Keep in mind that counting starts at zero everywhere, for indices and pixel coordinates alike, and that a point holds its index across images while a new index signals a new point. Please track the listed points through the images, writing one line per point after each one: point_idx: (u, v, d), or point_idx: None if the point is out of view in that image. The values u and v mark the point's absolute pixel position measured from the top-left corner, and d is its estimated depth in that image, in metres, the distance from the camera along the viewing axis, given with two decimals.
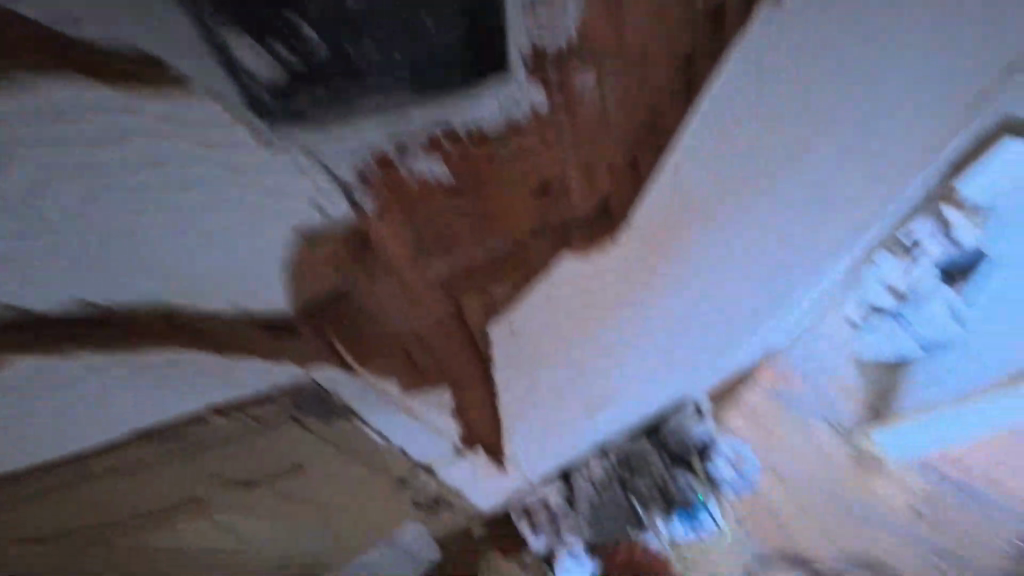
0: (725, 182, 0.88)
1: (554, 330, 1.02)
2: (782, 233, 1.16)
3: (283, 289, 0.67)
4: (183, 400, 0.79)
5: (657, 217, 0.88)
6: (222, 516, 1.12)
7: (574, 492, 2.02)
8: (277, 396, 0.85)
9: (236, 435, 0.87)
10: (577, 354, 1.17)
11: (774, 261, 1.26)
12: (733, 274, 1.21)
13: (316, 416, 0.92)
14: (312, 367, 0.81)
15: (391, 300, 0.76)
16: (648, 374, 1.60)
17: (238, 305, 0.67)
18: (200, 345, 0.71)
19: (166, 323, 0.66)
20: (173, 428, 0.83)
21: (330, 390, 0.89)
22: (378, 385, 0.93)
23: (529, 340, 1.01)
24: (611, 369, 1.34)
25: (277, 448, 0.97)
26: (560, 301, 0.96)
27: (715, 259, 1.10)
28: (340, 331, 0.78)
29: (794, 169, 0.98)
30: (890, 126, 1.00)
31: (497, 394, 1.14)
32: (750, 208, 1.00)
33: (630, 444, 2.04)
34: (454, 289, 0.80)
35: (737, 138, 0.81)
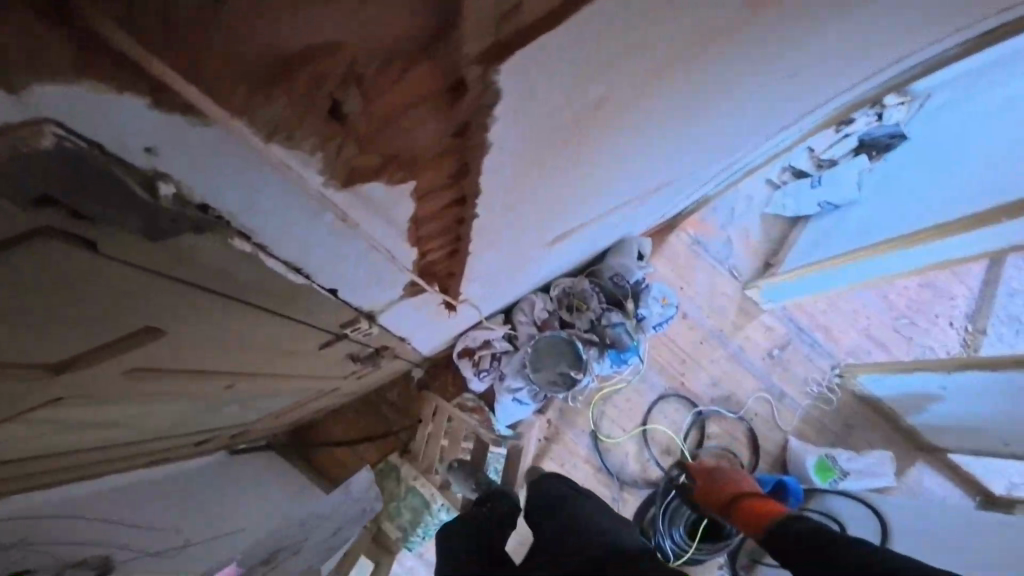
0: (726, 111, 1.25)
1: (552, 180, 1.01)
2: (743, 127, 1.52)
3: (220, 177, 0.51)
4: (129, 331, 0.65)
5: (673, 128, 1.17)
6: (57, 411, 0.73)
7: (516, 335, 2.48)
8: (236, 296, 0.74)
9: (183, 332, 0.74)
10: (569, 204, 1.36)
11: (726, 142, 1.67)
12: (697, 153, 1.62)
13: (273, 302, 0.83)
14: (250, 246, 0.64)
15: (340, 142, 0.54)
16: (590, 211, 1.58)
17: (165, 214, 0.50)
18: (142, 269, 0.56)
19: (100, 272, 0.52)
20: (143, 353, 0.73)
21: (275, 264, 0.72)
22: (331, 248, 0.78)
23: (530, 195, 1.04)
24: (596, 210, 1.65)
25: (210, 339, 0.82)
26: (541, 158, 0.84)
27: (696, 144, 1.47)
28: (284, 195, 0.59)
29: (779, 89, 1.27)
30: (842, 72, 1.32)
31: (467, 238, 1.00)
32: (737, 117, 1.36)
33: (573, 281, 2.58)
34: (418, 126, 0.58)
35: (753, 76, 1.06)
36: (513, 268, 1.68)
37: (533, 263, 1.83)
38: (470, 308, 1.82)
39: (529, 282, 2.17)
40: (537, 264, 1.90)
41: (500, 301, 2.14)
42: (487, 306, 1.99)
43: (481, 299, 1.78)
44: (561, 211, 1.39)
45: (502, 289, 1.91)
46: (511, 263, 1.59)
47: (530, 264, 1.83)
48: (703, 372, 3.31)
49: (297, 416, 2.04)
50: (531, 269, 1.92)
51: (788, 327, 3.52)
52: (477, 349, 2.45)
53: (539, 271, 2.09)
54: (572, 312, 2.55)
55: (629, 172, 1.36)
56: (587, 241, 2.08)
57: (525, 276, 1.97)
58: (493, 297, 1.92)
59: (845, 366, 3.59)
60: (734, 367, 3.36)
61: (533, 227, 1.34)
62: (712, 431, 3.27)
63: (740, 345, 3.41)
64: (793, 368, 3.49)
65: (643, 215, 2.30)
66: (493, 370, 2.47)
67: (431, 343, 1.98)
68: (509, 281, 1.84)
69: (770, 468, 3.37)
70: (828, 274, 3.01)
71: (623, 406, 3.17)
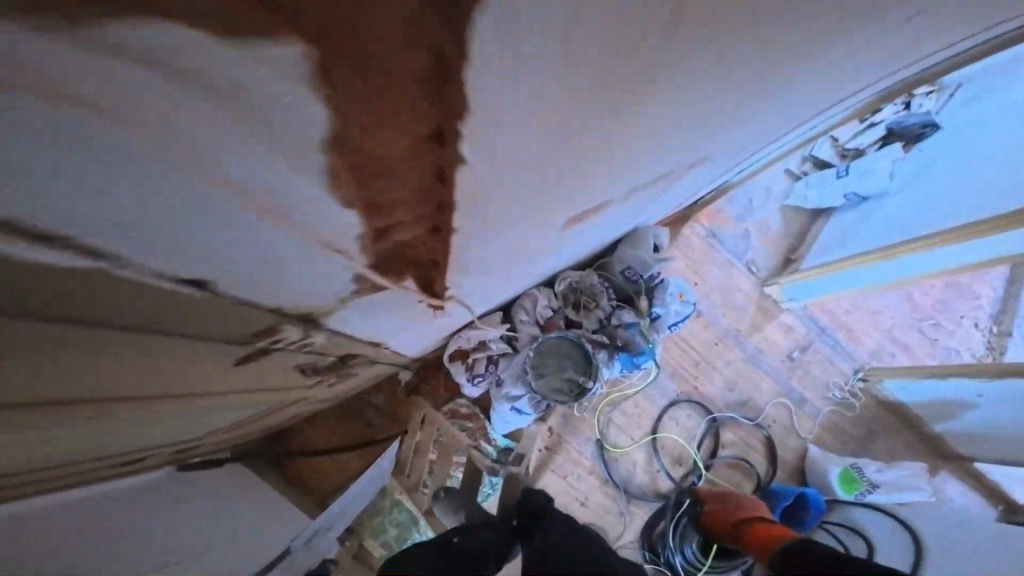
0: (779, 87, 0.98)
1: (540, 161, 0.79)
2: (791, 104, 1.24)
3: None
4: None
5: (709, 109, 0.93)
6: None
7: (516, 336, 2.19)
8: (81, 306, 0.57)
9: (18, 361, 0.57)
10: (575, 197, 1.12)
11: (767, 124, 1.39)
12: (732, 137, 1.35)
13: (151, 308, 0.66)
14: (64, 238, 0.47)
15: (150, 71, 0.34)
16: (610, 192, 1.27)
17: None
18: None
19: None
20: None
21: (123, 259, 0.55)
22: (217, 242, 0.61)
23: (513, 185, 0.83)
24: (609, 202, 1.40)
25: (72, 367, 0.65)
26: (517, 127, 0.64)
27: (734, 125, 1.20)
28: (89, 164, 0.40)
29: (855, 57, 0.98)
30: (940, 29, 1.02)
31: (427, 230, 0.80)
32: (796, 91, 1.07)
33: (580, 276, 2.29)
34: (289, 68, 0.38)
35: (828, 41, 0.79)
36: (515, 259, 1.38)
37: (538, 254, 1.53)
38: (463, 306, 1.52)
39: (532, 277, 1.86)
40: (543, 255, 1.59)
41: (498, 299, 1.84)
42: (483, 304, 1.69)
43: (475, 296, 1.48)
44: (565, 206, 1.16)
45: (502, 284, 1.61)
46: (512, 251, 1.29)
47: (534, 256, 1.53)
48: (717, 376, 3.02)
49: (261, 431, 1.75)
50: (536, 260, 1.62)
51: (810, 328, 3.22)
52: (471, 352, 2.16)
53: (543, 262, 1.79)
54: (579, 311, 2.27)
55: (666, 141, 1.06)
56: (592, 237, 1.85)
57: (529, 269, 1.66)
58: (490, 293, 1.63)
59: (868, 370, 3.32)
60: (751, 371, 3.07)
61: (540, 205, 1.03)
62: (727, 438, 2.99)
63: (758, 346, 3.12)
64: (812, 370, 3.21)
65: (662, 202, 2.00)
66: (490, 375, 2.19)
67: (417, 346, 1.69)
68: (509, 274, 1.54)
69: (787, 478, 3.08)
70: (862, 269, 2.73)
71: (631, 413, 2.89)
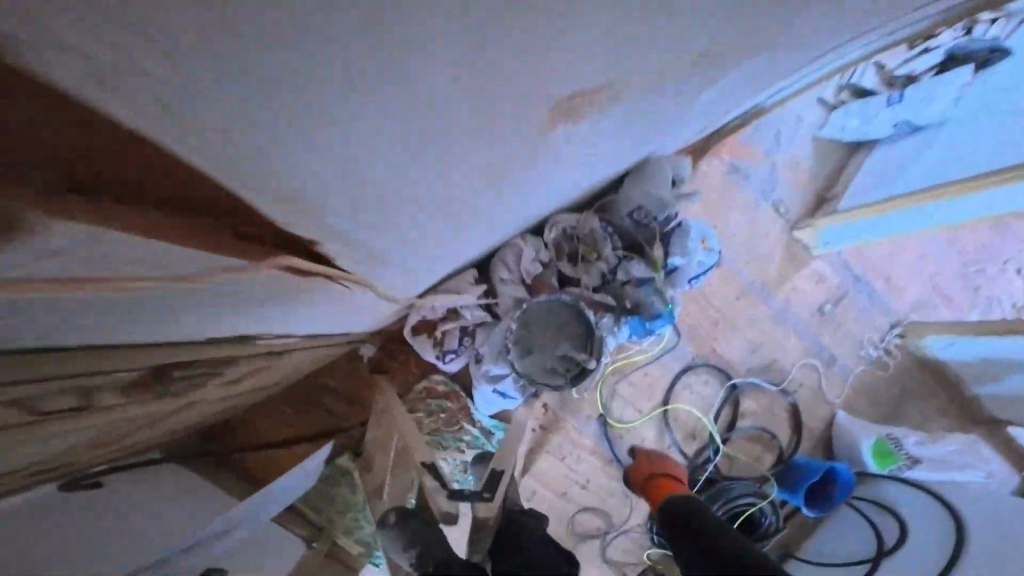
0: None
1: None
2: None
3: None
4: None
5: None
6: None
7: (496, 303, 1.73)
8: None
9: None
10: (451, 65, 0.70)
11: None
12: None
13: None
14: None
15: None
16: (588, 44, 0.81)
17: None
18: None
19: None
20: None
21: None
22: None
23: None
24: (557, 100, 0.94)
25: None
26: None
27: None
28: None
29: None
30: None
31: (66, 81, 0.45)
32: None
33: (576, 222, 1.80)
34: None
35: None
36: (424, 167, 0.95)
37: (487, 179, 1.12)
38: (364, 241, 1.10)
39: (491, 222, 1.43)
40: (501, 182, 1.19)
41: (443, 252, 1.43)
42: (404, 254, 1.28)
43: (376, 233, 1.09)
44: (444, 83, 0.74)
45: (432, 223, 1.20)
46: (408, 148, 0.87)
47: (482, 181, 1.12)
48: (738, 338, 2.60)
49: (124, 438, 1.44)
50: (489, 190, 1.20)
51: (843, 278, 2.77)
52: (440, 323, 1.74)
53: (500, 205, 1.34)
54: (577, 265, 1.79)
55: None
56: (559, 177, 1.40)
57: (478, 204, 1.25)
58: (416, 232, 1.21)
59: (907, 324, 2.88)
60: (776, 330, 2.64)
61: (461, 24, 0.64)
62: (747, 407, 2.61)
63: (786, 302, 2.68)
64: (845, 325, 2.77)
65: (674, 121, 1.56)
66: (468, 350, 1.77)
67: (299, 313, 1.30)
68: (442, 201, 1.11)
69: (815, 450, 2.71)
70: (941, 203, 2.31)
71: (640, 383, 2.49)
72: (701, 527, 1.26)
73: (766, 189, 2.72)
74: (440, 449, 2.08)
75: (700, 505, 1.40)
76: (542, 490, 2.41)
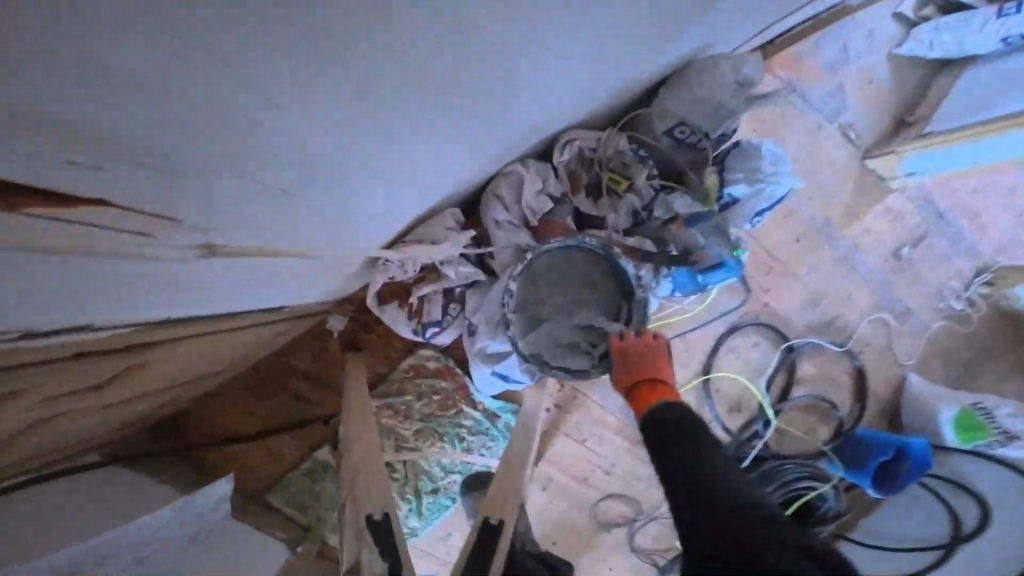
0: None
1: None
2: None
3: None
4: None
5: None
6: None
7: (492, 252, 1.32)
8: None
9: None
10: None
11: None
12: None
13: None
14: None
15: None
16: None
17: None
18: None
19: None
20: None
21: None
22: None
23: None
24: None
25: None
26: None
27: None
28: None
29: None
30: None
31: None
32: None
33: (597, 142, 1.32)
34: None
35: None
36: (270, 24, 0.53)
37: (406, 60, 0.73)
38: (225, 173, 0.69)
39: (444, 138, 0.99)
40: (433, 56, 0.76)
41: (385, 185, 1.01)
42: (311, 192, 0.87)
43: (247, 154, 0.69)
44: None
45: (342, 133, 0.79)
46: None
47: (398, 50, 0.70)
48: (793, 292, 2.14)
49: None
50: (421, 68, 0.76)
51: (923, 215, 2.24)
52: (415, 285, 1.34)
53: (416, 131, 0.91)
54: (600, 200, 1.33)
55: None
56: (500, 89, 0.96)
57: (411, 102, 0.82)
58: (334, 146, 0.80)
59: (997, 269, 2.29)
60: (839, 282, 2.17)
61: None
62: (803, 372, 2.18)
63: (852, 247, 2.19)
64: (923, 274, 2.27)
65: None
66: (456, 322, 1.38)
67: (182, 288, 0.90)
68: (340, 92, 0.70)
69: (879, 422, 2.30)
70: None
71: (677, 350, 2.07)
72: (697, 462, 0.92)
73: (832, 109, 2.16)
74: (436, 437, 1.71)
75: (692, 422, 1.00)
76: (560, 477, 2.05)
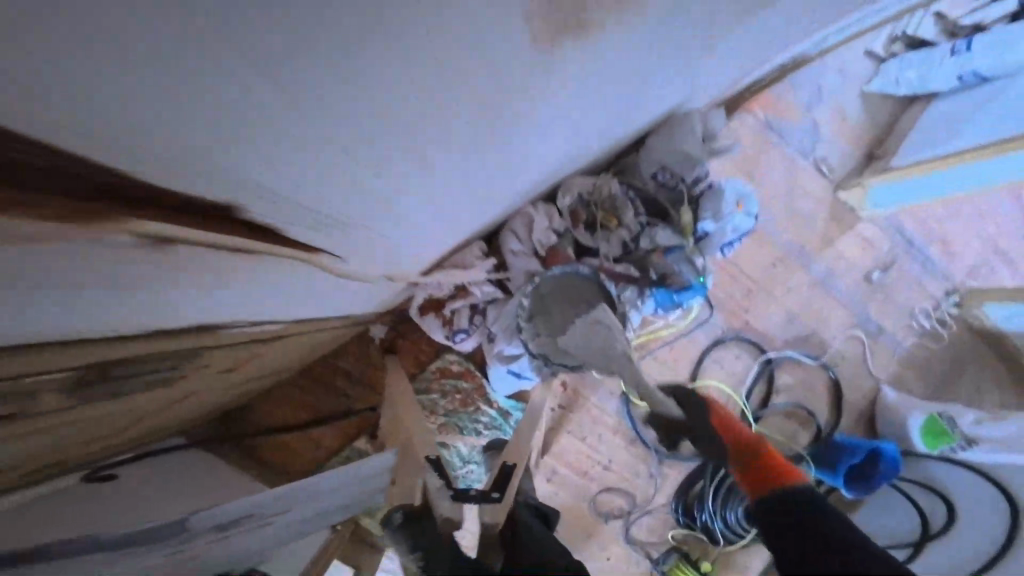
0: None
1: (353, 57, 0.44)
2: None
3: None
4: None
5: None
6: None
7: (509, 276, 1.63)
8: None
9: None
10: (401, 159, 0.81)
11: None
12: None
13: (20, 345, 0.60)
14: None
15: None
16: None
17: None
18: None
19: None
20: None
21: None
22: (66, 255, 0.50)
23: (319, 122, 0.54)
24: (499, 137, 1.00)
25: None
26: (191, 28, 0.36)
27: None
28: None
29: None
30: None
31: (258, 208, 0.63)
32: None
33: (593, 187, 1.64)
34: None
35: None
36: (296, 40, 0.46)
37: (459, 202, 1.20)
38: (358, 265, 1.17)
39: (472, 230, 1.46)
40: (471, 202, 1.26)
41: (414, 237, 1.23)
42: (391, 244, 1.19)
43: (294, 205, 0.75)
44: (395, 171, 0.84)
45: (424, 226, 1.19)
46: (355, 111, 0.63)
47: (453, 204, 1.19)
48: (772, 309, 2.41)
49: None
50: (483, 182, 1.19)
51: (894, 241, 2.50)
52: (449, 301, 1.67)
53: (454, 228, 1.36)
54: (595, 232, 1.64)
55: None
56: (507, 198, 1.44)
57: (462, 214, 1.30)
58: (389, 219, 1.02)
59: (964, 290, 2.53)
60: (817, 296, 2.44)
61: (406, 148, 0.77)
62: (783, 381, 2.44)
63: (826, 266, 2.44)
64: (894, 295, 2.52)
65: (689, 69, 1.33)
66: (478, 331, 1.69)
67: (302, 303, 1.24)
68: (434, 206, 1.13)
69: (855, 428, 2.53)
70: (985, 164, 2.00)
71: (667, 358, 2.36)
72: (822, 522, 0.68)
73: (806, 146, 2.46)
74: (457, 431, 2.00)
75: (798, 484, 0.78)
76: (563, 472, 2.32)
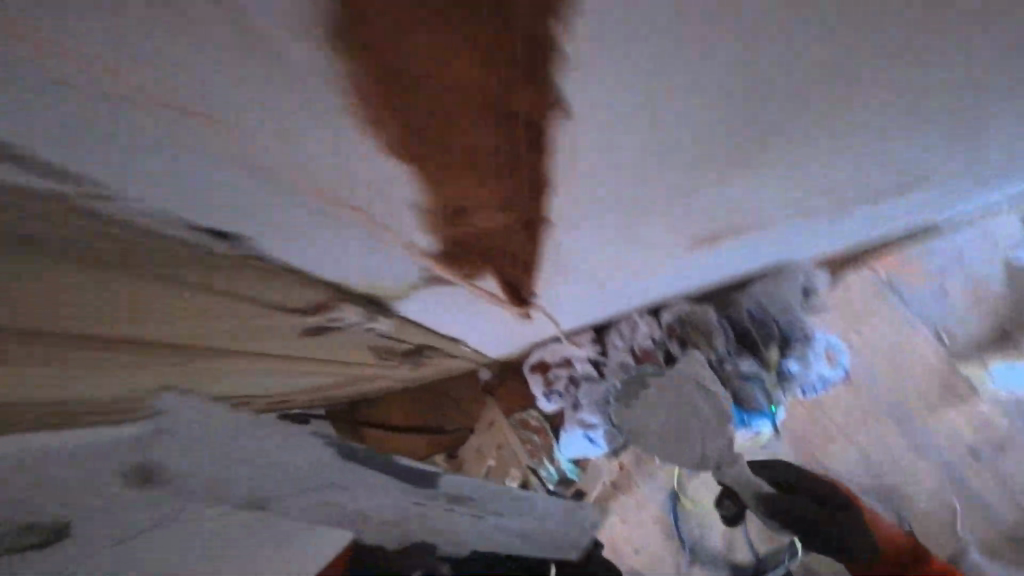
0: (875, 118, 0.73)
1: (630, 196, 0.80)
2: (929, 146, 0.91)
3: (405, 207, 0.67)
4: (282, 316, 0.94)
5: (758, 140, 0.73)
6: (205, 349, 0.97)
7: (604, 360, 2.00)
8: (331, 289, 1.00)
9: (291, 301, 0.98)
10: (578, 277, 1.24)
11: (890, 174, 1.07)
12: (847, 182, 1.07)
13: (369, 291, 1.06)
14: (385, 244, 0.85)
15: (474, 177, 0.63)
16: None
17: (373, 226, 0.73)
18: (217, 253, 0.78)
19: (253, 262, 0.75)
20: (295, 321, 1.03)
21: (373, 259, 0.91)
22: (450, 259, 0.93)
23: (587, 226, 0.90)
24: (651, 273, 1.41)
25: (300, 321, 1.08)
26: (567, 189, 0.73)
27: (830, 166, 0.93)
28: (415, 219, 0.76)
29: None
30: None
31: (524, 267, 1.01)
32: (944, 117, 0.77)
33: (691, 309, 1.98)
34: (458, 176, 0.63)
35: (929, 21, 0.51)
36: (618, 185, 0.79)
37: (597, 302, 1.62)
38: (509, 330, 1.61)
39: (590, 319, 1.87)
40: (601, 304, 1.67)
41: (569, 301, 1.47)
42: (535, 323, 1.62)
43: (552, 252, 1.00)
44: (575, 280, 1.25)
45: (565, 315, 1.62)
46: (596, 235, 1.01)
47: (590, 303, 1.59)
48: (854, 456, 2.47)
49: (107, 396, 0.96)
50: (619, 294, 1.59)
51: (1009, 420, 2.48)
52: (554, 365, 2.07)
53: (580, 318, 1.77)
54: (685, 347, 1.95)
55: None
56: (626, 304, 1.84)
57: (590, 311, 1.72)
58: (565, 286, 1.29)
59: None
60: (909, 457, 2.47)
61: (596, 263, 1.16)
62: None
63: (923, 428, 2.49)
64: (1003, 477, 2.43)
65: (805, 240, 1.61)
66: (566, 396, 2.06)
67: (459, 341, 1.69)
68: (581, 302, 1.54)
69: None
70: None
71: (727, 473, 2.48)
72: None
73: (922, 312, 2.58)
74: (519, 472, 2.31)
75: None
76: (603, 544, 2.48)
